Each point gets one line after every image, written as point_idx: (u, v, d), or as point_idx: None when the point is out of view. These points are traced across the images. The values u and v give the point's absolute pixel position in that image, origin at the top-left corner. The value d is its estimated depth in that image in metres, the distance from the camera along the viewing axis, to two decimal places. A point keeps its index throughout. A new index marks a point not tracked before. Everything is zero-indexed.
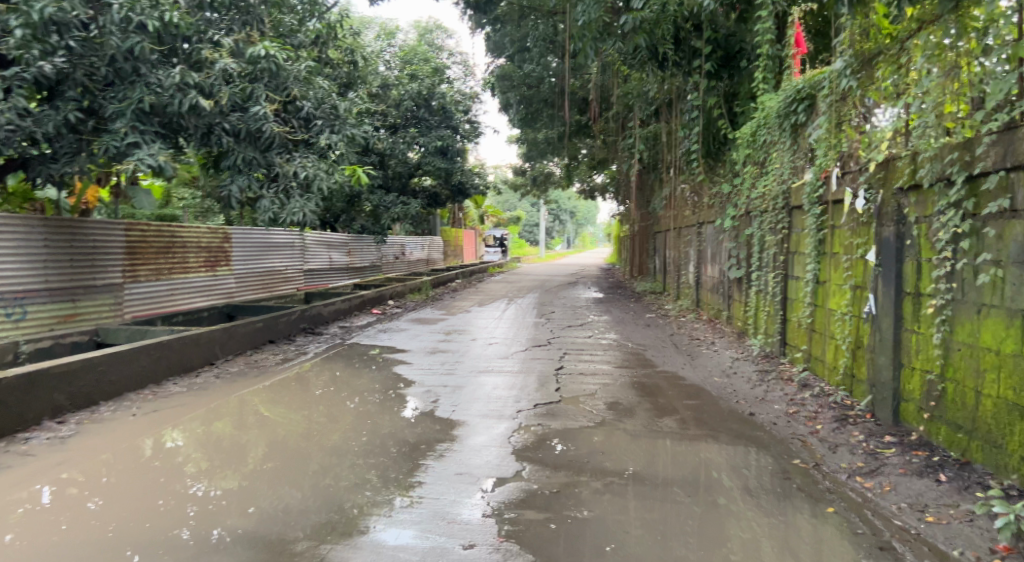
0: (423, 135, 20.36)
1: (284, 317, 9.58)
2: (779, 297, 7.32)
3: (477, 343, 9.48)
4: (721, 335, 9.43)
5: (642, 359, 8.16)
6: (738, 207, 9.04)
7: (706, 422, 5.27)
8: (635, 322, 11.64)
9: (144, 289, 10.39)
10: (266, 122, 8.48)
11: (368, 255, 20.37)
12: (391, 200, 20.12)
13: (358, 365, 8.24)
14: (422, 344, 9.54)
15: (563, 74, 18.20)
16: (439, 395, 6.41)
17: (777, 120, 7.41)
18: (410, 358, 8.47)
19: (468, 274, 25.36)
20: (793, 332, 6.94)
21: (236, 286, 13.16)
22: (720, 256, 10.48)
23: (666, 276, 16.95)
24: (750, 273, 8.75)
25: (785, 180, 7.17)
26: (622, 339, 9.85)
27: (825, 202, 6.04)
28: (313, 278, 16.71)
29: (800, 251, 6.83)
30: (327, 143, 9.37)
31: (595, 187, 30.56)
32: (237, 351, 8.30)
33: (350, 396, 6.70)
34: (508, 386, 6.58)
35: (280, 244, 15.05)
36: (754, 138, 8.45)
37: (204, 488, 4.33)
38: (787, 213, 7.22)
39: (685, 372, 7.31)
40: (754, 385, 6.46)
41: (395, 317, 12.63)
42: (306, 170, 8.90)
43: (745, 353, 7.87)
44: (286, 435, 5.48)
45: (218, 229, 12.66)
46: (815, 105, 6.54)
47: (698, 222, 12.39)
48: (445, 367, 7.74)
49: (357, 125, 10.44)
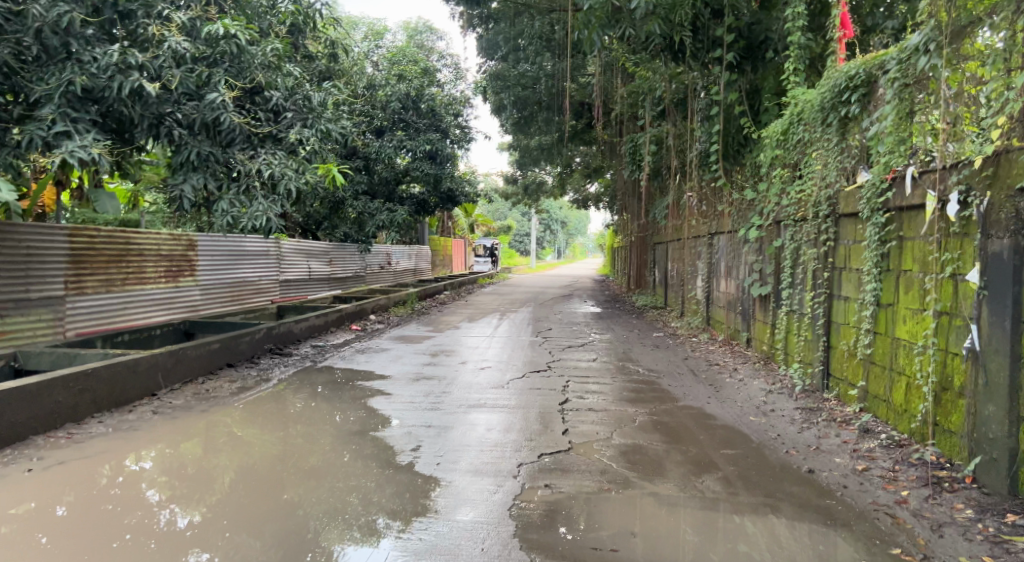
0: (411, 139, 19.26)
1: (246, 337, 8.39)
2: (823, 320, 6.25)
3: (467, 367, 8.35)
4: (743, 360, 8.35)
5: (658, 390, 7.06)
6: (765, 216, 8.03)
7: (757, 483, 4.17)
8: (641, 342, 10.58)
9: (91, 302, 9.19)
10: (224, 112, 7.44)
11: (350, 264, 19.18)
12: (376, 206, 19.05)
13: (329, 393, 7.06)
14: (404, 368, 8.37)
15: (560, 74, 17.13)
16: (420, 438, 5.25)
17: (818, 114, 6.40)
18: (390, 386, 7.31)
19: (457, 284, 24.20)
20: (842, 363, 5.87)
21: (201, 298, 11.96)
22: (739, 270, 9.44)
23: (669, 290, 15.94)
24: (779, 290, 7.70)
25: (829, 181, 6.15)
26: (631, 363, 8.76)
27: (894, 208, 5.00)
28: (289, 289, 15.50)
29: (851, 267, 5.79)
30: (297, 138, 8.33)
31: (589, 197, 29.61)
32: (186, 378, 7.11)
33: (314, 435, 5.54)
34: (506, 428, 5.43)
35: (253, 252, 13.86)
36: (787, 138, 7.46)
37: (174, 512, 4.05)
38: (833, 222, 6.14)
39: (713, 408, 6.21)
40: (800, 427, 5.38)
41: (377, 334, 11.47)
42: (271, 168, 7.82)
43: (778, 384, 6.80)
44: (230, 490, 4.34)
45: (182, 236, 11.51)
46: (874, 93, 5.52)
47: (711, 233, 11.33)
48: (430, 399, 6.59)
49: (334, 120, 9.37)
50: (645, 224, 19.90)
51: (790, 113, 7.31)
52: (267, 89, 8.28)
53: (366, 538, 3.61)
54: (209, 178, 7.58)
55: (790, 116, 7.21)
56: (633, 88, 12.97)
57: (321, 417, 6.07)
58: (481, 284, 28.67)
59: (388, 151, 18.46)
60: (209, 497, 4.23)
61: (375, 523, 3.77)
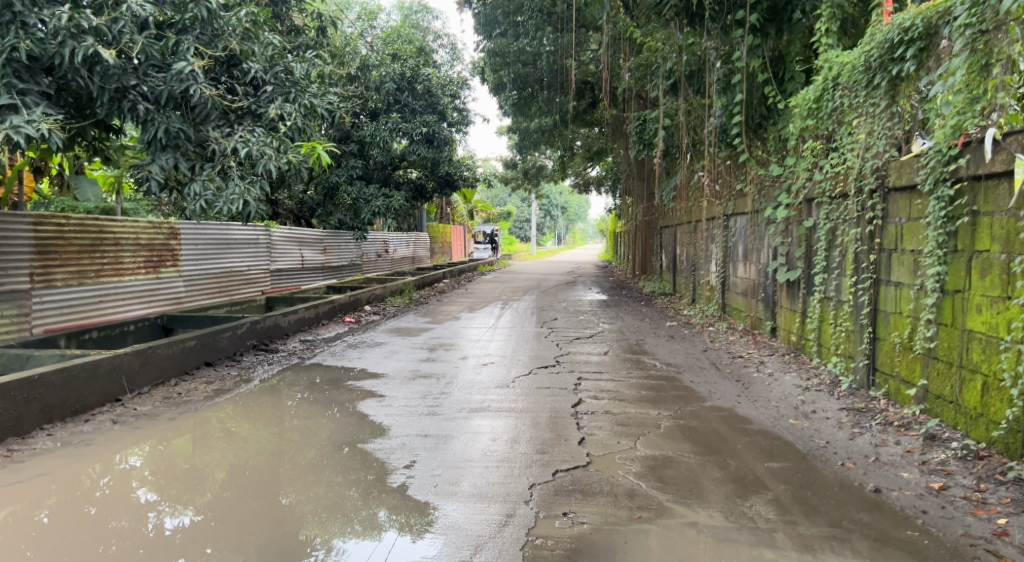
0: (407, 122, 18.48)
1: (226, 333, 7.70)
2: (869, 310, 5.55)
3: (467, 363, 7.67)
4: (770, 351, 7.65)
5: (680, 388, 6.37)
6: (795, 194, 7.31)
7: (818, 508, 3.49)
8: (655, 332, 9.90)
9: (61, 296, 8.48)
10: (193, 83, 6.71)
11: (346, 252, 18.48)
12: (372, 192, 18.32)
13: (317, 395, 6.36)
14: (400, 364, 7.68)
15: (563, 50, 16.25)
16: (415, 452, 4.55)
17: (862, 74, 5.64)
18: (383, 386, 6.62)
19: (456, 273, 23.50)
20: (893, 358, 5.17)
21: (185, 289, 11.26)
22: (761, 253, 8.74)
23: (680, 276, 15.22)
24: (812, 275, 6.98)
25: (875, 151, 5.43)
26: (647, 356, 8.06)
27: (965, 178, 4.29)
28: (281, 279, 14.79)
29: (904, 248, 5.09)
30: (277, 113, 7.62)
31: (591, 181, 28.79)
32: (157, 380, 6.42)
33: (294, 446, 4.85)
34: (513, 438, 4.74)
35: (240, 240, 13.13)
36: (822, 107, 6.70)
37: (164, 511, 3.80)
38: (881, 197, 5.41)
39: (746, 409, 5.51)
40: (852, 433, 4.68)
41: (371, 327, 10.77)
42: (248, 145, 7.11)
43: (815, 381, 6.10)
44: (193, 518, 3.68)
45: (163, 224, 10.79)
46: (935, 45, 4.78)
47: (729, 214, 10.59)
48: (427, 401, 5.90)
49: (320, 95, 8.62)
50: (650, 207, 19.14)
51: (823, 77, 6.55)
52: (245, 60, 7.57)
53: (367, 531, 3.45)
54: (180, 158, 6.87)
55: (826, 81, 6.48)
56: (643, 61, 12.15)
57: (305, 423, 5.38)
58: (481, 271, 27.96)
59: (383, 134, 17.55)
60: (189, 508, 3.83)
61: (377, 516, 3.60)
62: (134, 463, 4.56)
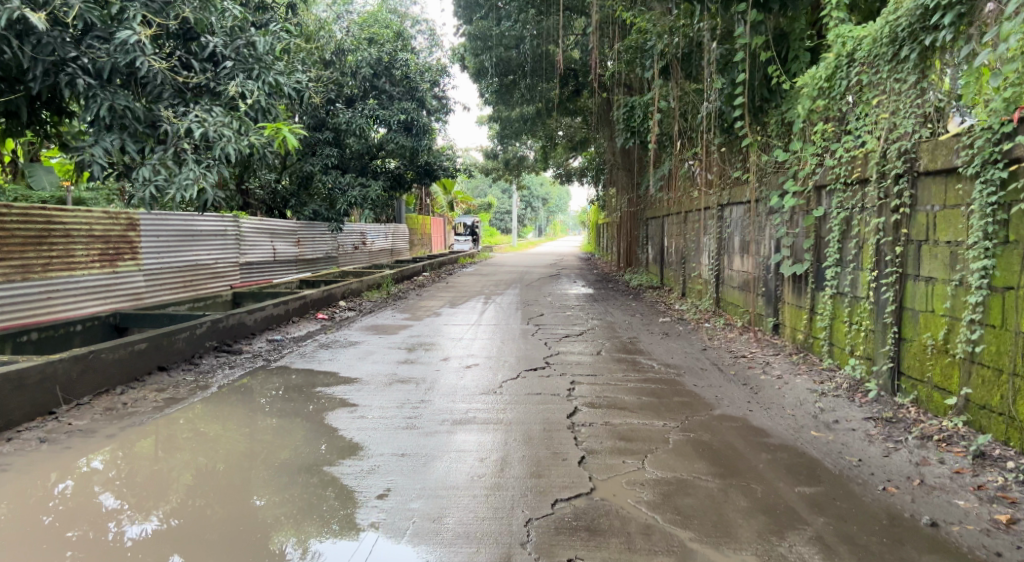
0: (384, 109, 17.69)
1: (182, 334, 6.99)
2: (894, 308, 5.01)
3: (449, 365, 7.04)
4: (775, 351, 7.13)
5: (683, 393, 5.80)
6: (803, 181, 6.77)
7: (870, 549, 2.97)
8: (648, 328, 9.35)
9: (2, 292, 7.67)
10: (140, 55, 5.93)
11: (320, 245, 17.69)
12: (348, 181, 17.49)
13: (282, 403, 5.70)
14: (376, 367, 7.04)
15: (546, 34, 15.54)
16: (392, 477, 3.93)
17: (886, 46, 5.08)
18: (356, 393, 5.96)
19: (436, 265, 22.79)
20: (924, 362, 4.66)
21: (145, 284, 10.45)
22: (761, 246, 8.22)
23: (668, 268, 14.72)
24: (822, 269, 6.45)
25: (900, 132, 4.88)
26: (642, 355, 7.50)
27: (1023, 158, 3.74)
28: (251, 273, 13.99)
29: (940, 239, 4.55)
30: (238, 91, 6.86)
31: (573, 172, 28.21)
32: (100, 389, 5.70)
33: (252, 466, 4.22)
34: (504, 459, 4.14)
35: (206, 232, 12.33)
36: (833, 86, 6.13)
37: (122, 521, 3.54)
38: (909, 182, 4.87)
39: (760, 420, 4.96)
40: (886, 448, 4.15)
41: (345, 324, 10.08)
42: (203, 126, 6.37)
43: (831, 384, 5.58)
44: (150, 533, 3.39)
45: (120, 214, 9.99)
46: (977, 11, 4.25)
47: (724, 204, 10.04)
48: (404, 412, 5.26)
49: (286, 73, 7.87)
50: (635, 198, 18.56)
51: (834, 53, 6.00)
52: (202, 33, 6.85)
53: (345, 531, 3.32)
54: (127, 140, 6.08)
55: (841, 57, 5.91)
56: (632, 43, 11.50)
57: (267, 439, 4.73)
58: (462, 263, 27.24)
59: (359, 122, 16.77)
60: (152, 514, 3.59)
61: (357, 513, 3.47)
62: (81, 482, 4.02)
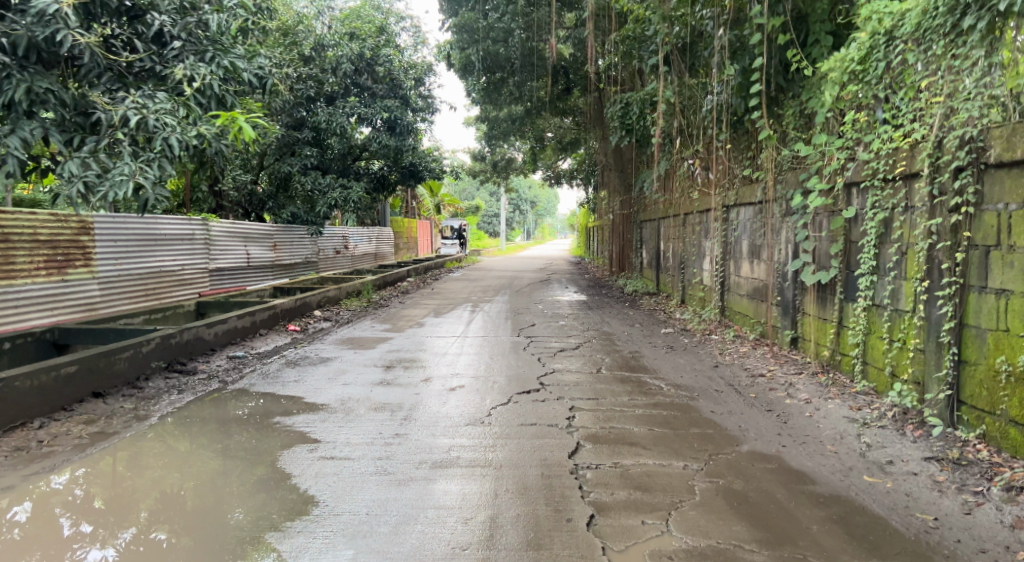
0: (366, 107, 16.75)
1: (124, 353, 6.11)
2: (954, 327, 4.24)
3: (431, 387, 6.19)
4: (797, 369, 6.34)
5: (701, 423, 4.98)
6: (829, 178, 6.00)
7: None
8: (650, 341, 8.56)
9: None
10: (63, 29, 5.09)
11: (299, 249, 16.78)
12: (327, 182, 16.39)
13: (231, 437, 4.84)
14: (348, 390, 6.18)
15: (536, 27, 14.75)
16: (353, 549, 3.13)
17: (945, 16, 4.38)
18: (321, 425, 5.10)
19: (421, 271, 21.94)
20: (995, 392, 3.89)
21: (100, 294, 9.53)
22: (776, 251, 7.45)
23: (665, 274, 13.93)
24: (854, 277, 5.68)
25: (960, 116, 4.17)
26: (648, 374, 6.69)
27: None
28: (221, 280, 13.06)
29: (1017, 245, 3.81)
30: (184, 74, 6.00)
31: (563, 174, 27.41)
32: (13, 423, 4.83)
33: (181, 533, 3.40)
34: (494, 521, 3.34)
35: (171, 236, 11.40)
36: (867, 69, 5.35)
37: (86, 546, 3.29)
38: (974, 176, 4.11)
39: (799, 460, 4.16)
40: (966, 502, 3.38)
41: (318, 337, 9.20)
42: (141, 113, 5.50)
43: (872, 413, 4.81)
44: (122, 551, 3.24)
45: (71, 216, 9.07)
46: None
47: (730, 205, 9.27)
48: (374, 452, 4.41)
49: (246, 57, 6.99)
50: (628, 200, 17.80)
51: (869, 31, 5.26)
52: (148, 10, 6.05)
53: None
54: (51, 128, 5.24)
55: (880, 34, 5.15)
56: (629, 34, 10.73)
57: (204, 488, 3.90)
58: (449, 268, 26.37)
59: (340, 120, 15.76)
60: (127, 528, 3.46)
61: None
62: (20, 514, 3.62)
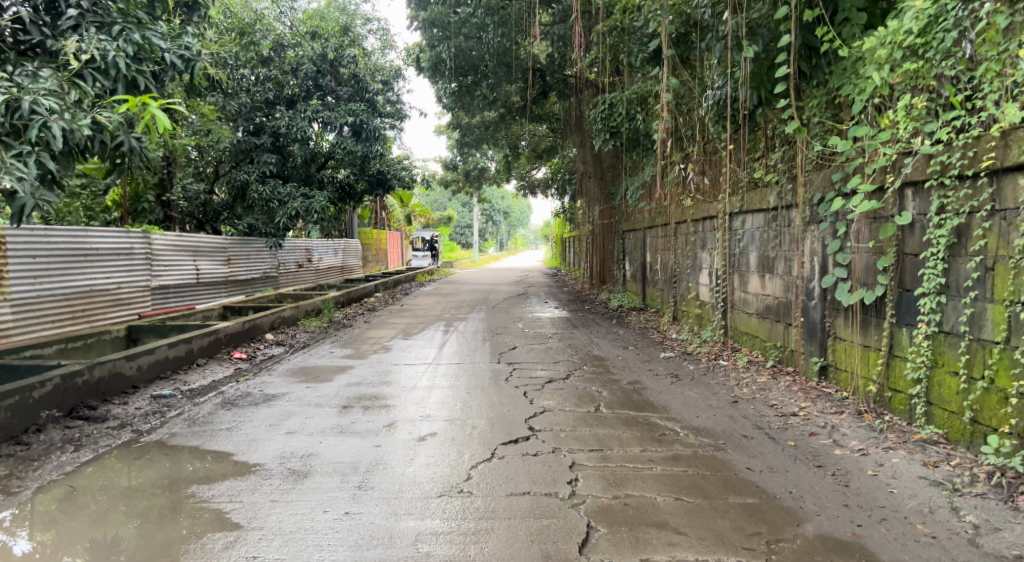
0: (330, 110, 15.31)
1: (7, 401, 4.82)
2: None
3: (396, 437, 5.00)
4: (835, 407, 5.30)
5: (739, 488, 3.90)
6: (874, 178, 4.98)
7: None
8: (648, 367, 7.48)
9: None
10: None
11: (256, 263, 15.41)
12: (288, 191, 14.89)
13: (126, 520, 3.61)
14: (292, 441, 4.97)
15: (512, 24, 13.68)
16: None
17: None
18: (250, 497, 3.91)
19: (391, 285, 20.62)
20: None
21: (12, 318, 8.14)
22: (798, 264, 6.41)
23: (654, 288, 12.89)
24: (911, 298, 4.68)
25: None
26: (657, 413, 5.58)
27: None
28: (164, 298, 11.66)
29: None
30: (80, 48, 4.81)
31: (536, 183, 26.37)
32: None
33: None
34: None
35: (105, 250, 10.01)
36: (928, 44, 4.39)
37: None
38: None
39: (891, 552, 3.09)
40: None
41: (267, 366, 7.93)
42: (14, 92, 4.25)
43: (959, 475, 3.79)
44: None
45: None
46: None
47: (734, 213, 8.25)
48: (315, 547, 3.25)
49: (168, 35, 5.77)
50: (609, 210, 16.80)
51: None
52: None
53: None
54: None
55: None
56: (617, 25, 9.69)
57: None
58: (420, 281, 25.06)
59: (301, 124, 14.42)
60: None
61: None
62: None
